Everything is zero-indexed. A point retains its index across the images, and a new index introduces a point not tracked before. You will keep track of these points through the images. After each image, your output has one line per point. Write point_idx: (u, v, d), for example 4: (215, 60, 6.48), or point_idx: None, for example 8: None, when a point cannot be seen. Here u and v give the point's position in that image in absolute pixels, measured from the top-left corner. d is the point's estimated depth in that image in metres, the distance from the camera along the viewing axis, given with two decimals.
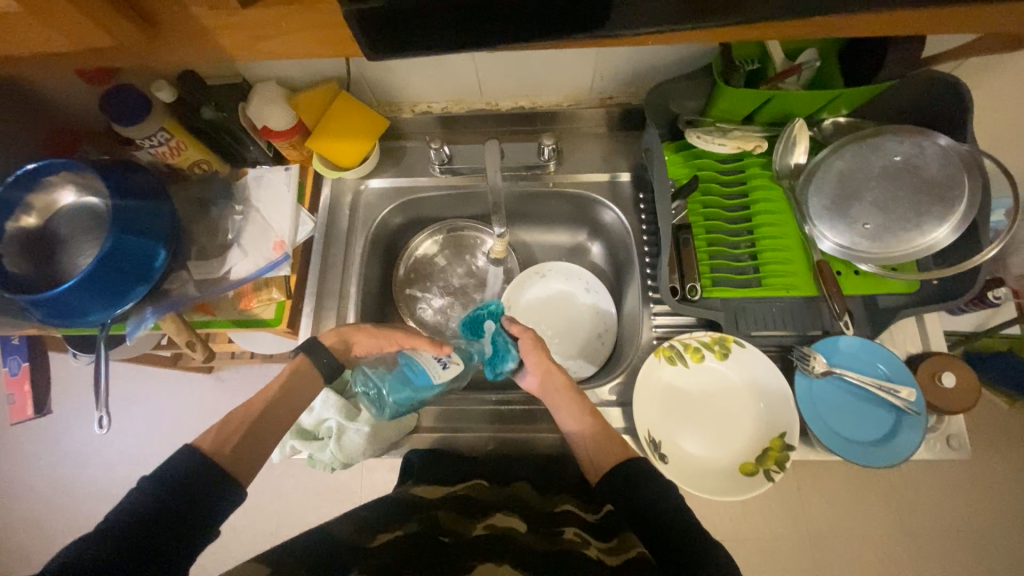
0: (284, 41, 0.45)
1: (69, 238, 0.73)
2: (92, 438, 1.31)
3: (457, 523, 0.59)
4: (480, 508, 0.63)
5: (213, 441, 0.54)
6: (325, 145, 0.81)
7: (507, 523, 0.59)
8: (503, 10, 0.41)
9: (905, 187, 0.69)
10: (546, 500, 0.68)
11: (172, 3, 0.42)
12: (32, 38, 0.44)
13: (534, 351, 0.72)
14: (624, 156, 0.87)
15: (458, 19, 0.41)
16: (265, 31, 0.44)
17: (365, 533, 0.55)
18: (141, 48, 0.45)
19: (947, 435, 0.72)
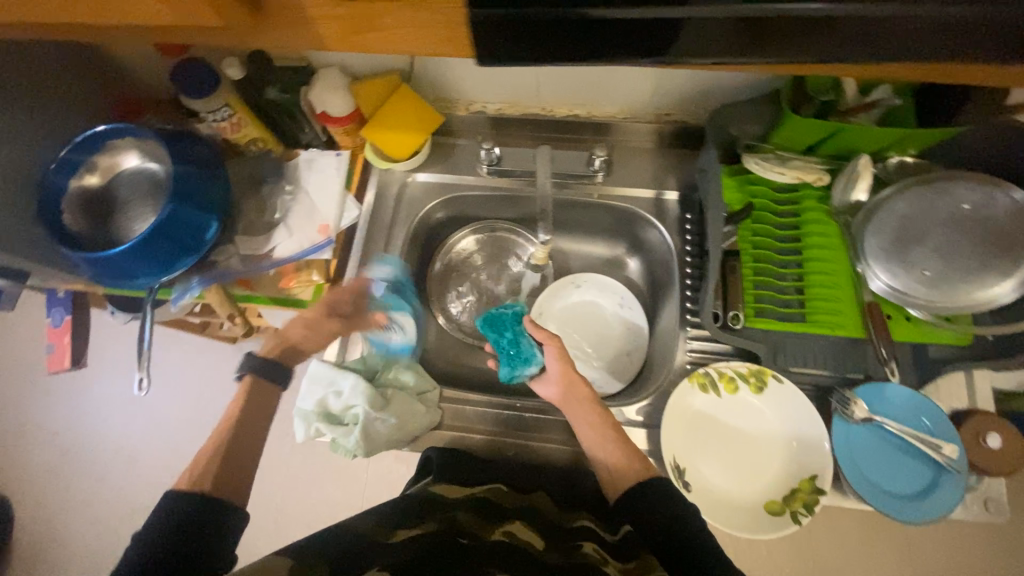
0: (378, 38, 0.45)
1: (126, 201, 0.75)
2: (117, 393, 1.35)
3: (477, 526, 0.59)
4: (497, 513, 0.62)
5: (193, 479, 0.57)
6: (379, 135, 0.82)
7: (524, 535, 0.59)
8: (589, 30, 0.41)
9: (970, 237, 0.66)
10: (564, 513, 0.66)
11: None
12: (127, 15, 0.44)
13: (557, 358, 0.72)
14: (674, 174, 0.86)
15: (554, 34, 0.40)
16: (358, 26, 0.44)
17: (385, 528, 0.56)
18: (240, 29, 0.46)
19: (984, 497, 0.69)
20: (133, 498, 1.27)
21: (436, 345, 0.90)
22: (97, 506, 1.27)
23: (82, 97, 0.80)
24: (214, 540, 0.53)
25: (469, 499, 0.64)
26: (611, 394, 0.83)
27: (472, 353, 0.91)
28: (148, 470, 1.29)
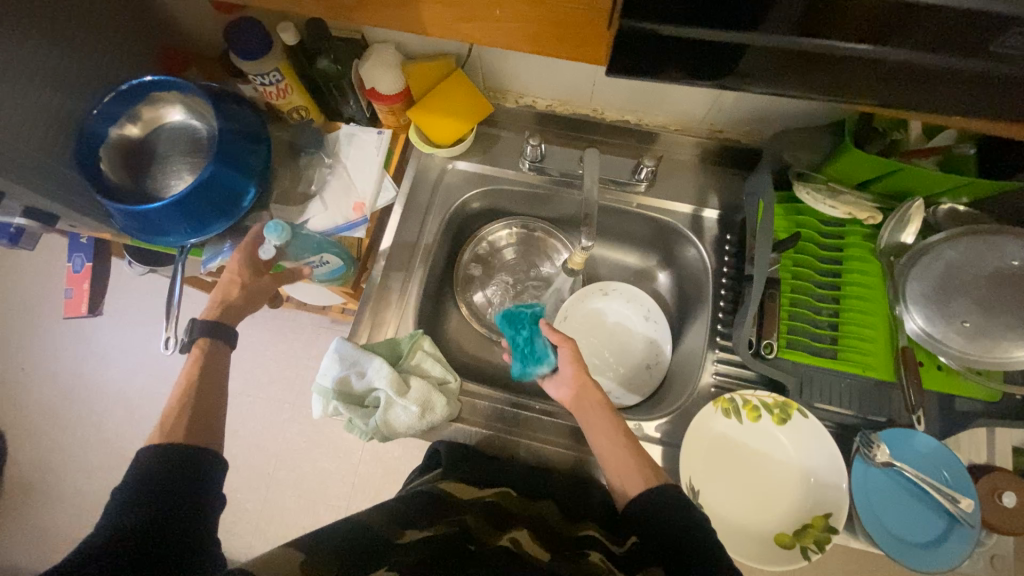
0: (483, 27, 0.47)
1: (166, 156, 0.74)
2: (123, 342, 1.35)
3: (484, 534, 0.59)
4: (505, 520, 0.63)
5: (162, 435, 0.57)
6: (425, 119, 0.81)
7: (530, 546, 0.57)
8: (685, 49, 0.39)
9: (1016, 294, 0.65)
10: (569, 524, 0.65)
11: None
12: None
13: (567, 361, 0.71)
14: (718, 192, 0.84)
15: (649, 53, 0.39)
16: (467, 14, 0.46)
17: (394, 526, 0.55)
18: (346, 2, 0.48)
19: (991, 553, 0.69)
20: (132, 448, 1.28)
21: (456, 335, 0.90)
22: (94, 451, 1.28)
23: (128, 45, 0.78)
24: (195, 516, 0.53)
25: (477, 502, 0.64)
26: (628, 406, 0.82)
27: (491, 347, 0.91)
28: (149, 422, 1.30)
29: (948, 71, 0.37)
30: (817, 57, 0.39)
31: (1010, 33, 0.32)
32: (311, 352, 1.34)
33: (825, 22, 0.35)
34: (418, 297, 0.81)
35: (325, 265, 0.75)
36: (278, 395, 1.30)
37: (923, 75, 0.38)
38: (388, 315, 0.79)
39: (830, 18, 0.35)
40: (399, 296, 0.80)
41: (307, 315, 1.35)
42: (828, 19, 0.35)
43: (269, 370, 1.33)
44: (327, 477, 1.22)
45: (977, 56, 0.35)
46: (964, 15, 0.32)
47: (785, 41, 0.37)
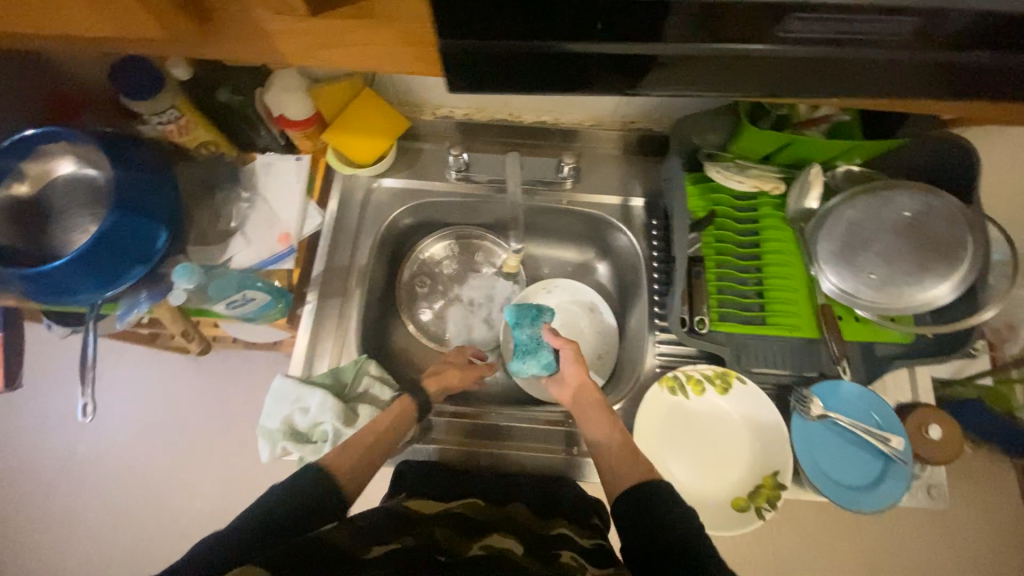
0: (341, 51, 0.43)
1: (63, 210, 0.69)
2: (58, 412, 1.26)
3: (452, 542, 0.58)
4: (475, 528, 0.62)
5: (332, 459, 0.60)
6: (342, 139, 0.80)
7: (503, 544, 0.58)
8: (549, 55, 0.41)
9: (910, 242, 0.71)
10: (541, 523, 0.66)
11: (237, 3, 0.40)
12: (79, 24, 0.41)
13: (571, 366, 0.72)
14: (640, 180, 0.87)
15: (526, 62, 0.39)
16: (329, 40, 0.42)
17: (361, 543, 0.53)
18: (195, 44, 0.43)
19: (928, 484, 0.73)
20: (82, 522, 1.19)
21: (407, 354, 0.89)
22: (41, 534, 1.19)
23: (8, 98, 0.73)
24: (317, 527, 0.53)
25: (444, 513, 0.64)
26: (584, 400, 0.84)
27: None
28: (98, 493, 1.21)
29: (762, 60, 0.42)
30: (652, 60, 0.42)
31: (789, 18, 0.38)
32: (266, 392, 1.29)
33: (643, 26, 0.39)
34: (357, 320, 0.79)
35: (250, 301, 0.71)
36: (236, 442, 1.24)
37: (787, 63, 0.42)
38: (329, 344, 0.77)
39: (645, 20, 0.38)
40: (338, 322, 0.78)
41: (258, 354, 1.31)
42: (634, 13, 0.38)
43: (224, 418, 1.26)
44: None
45: (776, 43, 0.40)
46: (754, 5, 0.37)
47: (617, 50, 0.41)
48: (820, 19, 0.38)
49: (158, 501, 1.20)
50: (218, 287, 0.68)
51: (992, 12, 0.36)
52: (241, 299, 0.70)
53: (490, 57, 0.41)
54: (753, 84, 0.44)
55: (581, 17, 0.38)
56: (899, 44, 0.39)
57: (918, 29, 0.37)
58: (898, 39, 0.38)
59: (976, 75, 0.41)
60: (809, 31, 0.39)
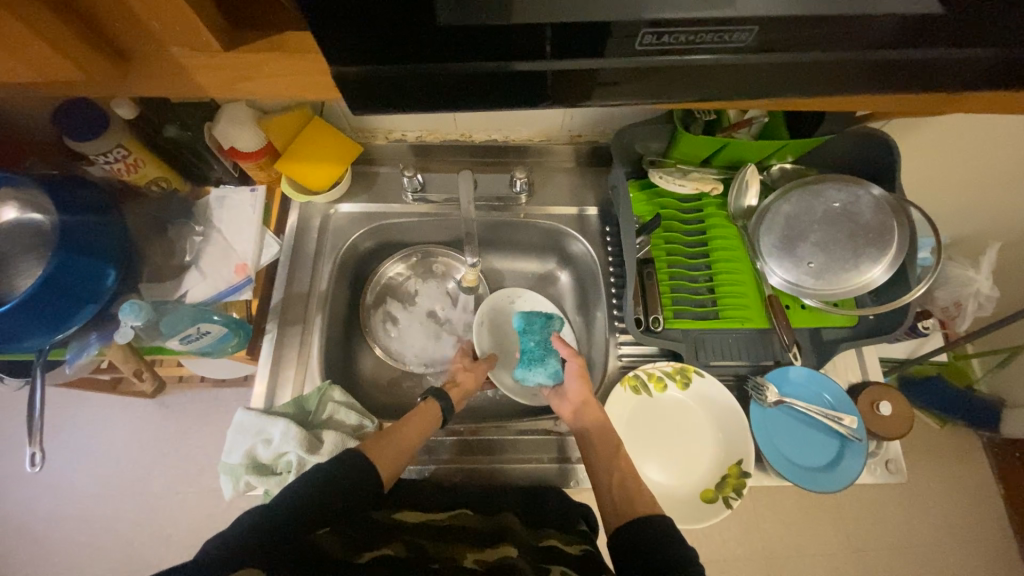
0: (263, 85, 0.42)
1: (5, 256, 0.68)
2: (14, 471, 1.20)
3: (438, 547, 0.62)
4: (462, 538, 0.64)
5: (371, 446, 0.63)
6: (295, 168, 0.80)
7: (493, 552, 0.61)
8: (436, 88, 0.39)
9: (844, 230, 0.75)
10: (530, 532, 0.66)
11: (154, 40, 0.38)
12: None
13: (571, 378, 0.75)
14: (592, 190, 0.90)
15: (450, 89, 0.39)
16: (242, 73, 0.41)
17: (352, 551, 0.58)
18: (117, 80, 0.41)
19: (886, 459, 0.76)
20: None
21: (376, 377, 0.88)
22: None
23: None
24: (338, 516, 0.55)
25: (429, 524, 0.66)
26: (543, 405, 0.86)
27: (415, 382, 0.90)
28: (61, 554, 1.15)
29: (632, 69, 0.39)
30: (538, 86, 0.39)
31: (641, 33, 0.35)
32: None
33: (500, 50, 0.36)
34: (321, 345, 0.79)
35: (207, 334, 0.70)
36: (208, 485, 1.20)
37: (730, 70, 0.39)
38: (293, 372, 0.76)
39: (497, 46, 0.36)
40: (301, 349, 0.78)
41: (228, 391, 1.28)
42: (482, 42, 0.35)
43: (194, 461, 1.22)
44: None
45: (630, 55, 0.37)
46: (600, 24, 0.35)
47: (540, 64, 0.38)
48: (672, 32, 0.35)
49: (127, 556, 1.15)
50: (171, 324, 0.68)
51: (860, 16, 0.35)
52: (195, 335, 0.69)
53: (376, 95, 0.39)
54: (629, 96, 0.41)
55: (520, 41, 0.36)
56: (816, 42, 0.37)
57: (855, 24, 0.36)
58: (745, 47, 0.37)
59: (857, 73, 0.39)
60: (664, 43, 0.36)
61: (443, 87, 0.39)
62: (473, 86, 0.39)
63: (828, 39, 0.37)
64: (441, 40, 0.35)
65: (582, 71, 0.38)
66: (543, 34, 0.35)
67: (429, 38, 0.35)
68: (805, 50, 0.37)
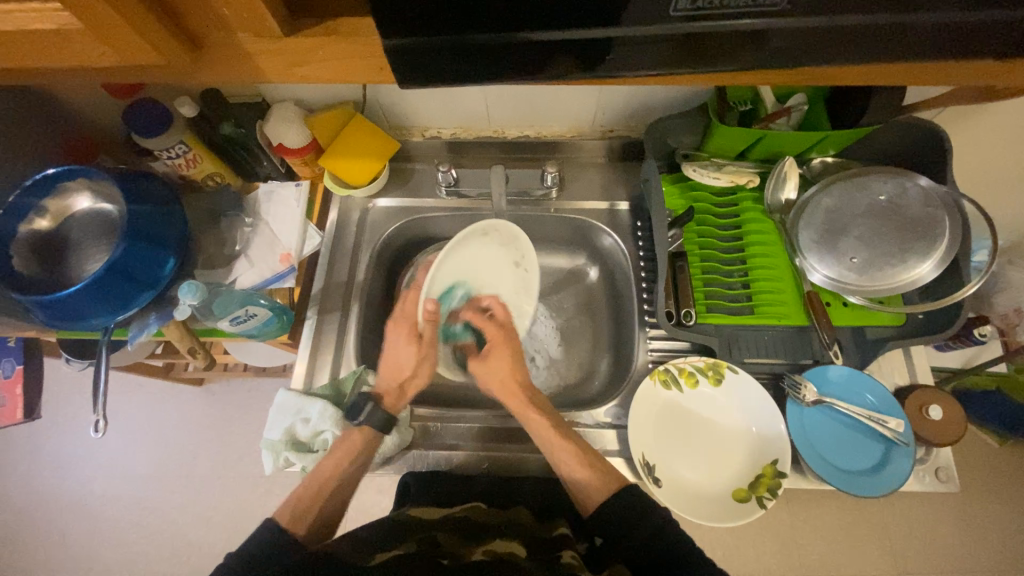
0: (316, 71, 0.45)
1: (79, 242, 0.74)
2: (75, 448, 1.29)
3: (456, 545, 0.58)
4: (476, 531, 0.63)
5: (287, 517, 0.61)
6: (336, 163, 0.84)
7: (506, 548, 0.59)
8: (479, 57, 0.40)
9: (889, 224, 0.72)
10: (543, 525, 0.68)
11: (225, 31, 0.42)
12: (80, 55, 0.42)
13: (488, 359, 0.73)
14: (622, 185, 0.91)
15: (491, 62, 0.41)
16: (298, 58, 0.44)
17: (362, 553, 0.54)
18: (188, 67, 0.45)
19: (935, 467, 0.72)
20: (98, 557, 1.21)
21: None
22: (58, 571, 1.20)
23: (35, 144, 0.81)
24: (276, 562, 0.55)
25: (445, 518, 0.65)
26: (560, 390, 0.87)
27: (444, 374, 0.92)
28: (114, 529, 1.23)
29: (662, 39, 0.39)
30: (576, 58, 0.41)
31: None
32: None
33: (531, 18, 0.37)
34: (356, 333, 0.82)
35: (253, 317, 0.74)
36: (248, 470, 1.26)
37: (758, 45, 0.40)
38: (330, 359, 0.80)
39: (532, 21, 0.38)
40: (337, 337, 0.81)
41: (267, 381, 1.34)
42: (513, 13, 0.37)
43: (235, 447, 1.29)
44: None
45: (661, 24, 0.38)
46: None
47: (572, 37, 0.39)
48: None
49: (172, 534, 1.22)
50: (223, 305, 0.72)
51: None
52: (243, 317, 0.73)
53: (416, 68, 0.41)
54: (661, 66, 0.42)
55: (551, 11, 0.37)
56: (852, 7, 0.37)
57: None
58: (777, 9, 0.37)
59: (889, 38, 0.39)
60: (696, 8, 0.37)
61: (479, 64, 0.41)
62: (508, 61, 0.41)
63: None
64: (482, 14, 0.37)
65: (609, 41, 0.40)
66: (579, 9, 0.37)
67: (471, 14, 0.37)
68: (842, 13, 0.37)
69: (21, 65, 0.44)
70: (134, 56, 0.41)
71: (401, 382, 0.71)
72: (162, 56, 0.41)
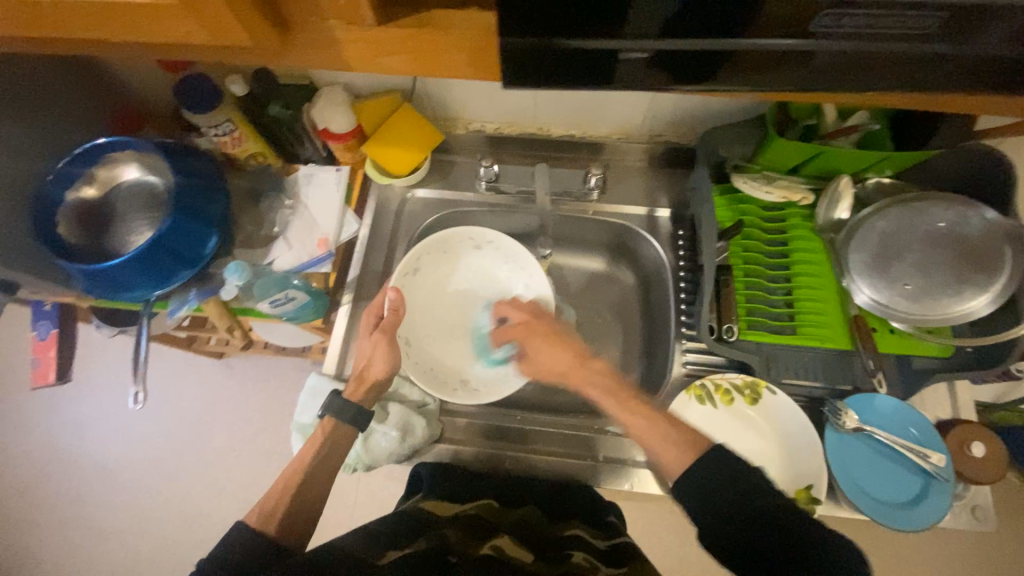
0: (392, 61, 0.45)
1: (124, 214, 0.75)
2: (96, 412, 1.32)
3: (464, 543, 0.59)
4: (486, 530, 0.63)
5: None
6: (379, 151, 0.84)
7: (513, 550, 0.59)
8: (567, 60, 0.40)
9: (947, 253, 0.69)
10: (554, 524, 0.68)
11: (313, 12, 0.42)
12: (168, 33, 0.43)
13: (550, 349, 0.66)
14: (666, 192, 0.89)
15: (569, 61, 0.40)
16: (381, 48, 0.44)
17: (377, 549, 0.54)
18: (265, 52, 0.45)
19: (972, 505, 0.70)
20: (113, 519, 1.24)
21: None
22: (73, 529, 1.24)
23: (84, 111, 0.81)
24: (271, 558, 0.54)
25: (459, 516, 0.65)
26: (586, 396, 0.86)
27: None
28: (128, 493, 1.25)
29: (752, 53, 0.39)
30: (665, 61, 0.40)
31: (820, 15, 0.35)
32: (291, 397, 1.32)
33: (620, 23, 0.37)
34: None
35: (291, 300, 0.74)
36: (261, 447, 1.28)
37: (850, 64, 0.39)
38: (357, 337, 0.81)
39: (621, 25, 0.37)
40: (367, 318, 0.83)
41: (286, 361, 1.34)
42: (603, 13, 0.36)
43: (250, 423, 1.30)
44: (318, 528, 1.17)
45: (754, 35, 0.37)
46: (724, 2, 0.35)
47: (660, 45, 0.39)
48: (854, 15, 0.35)
49: (184, 503, 1.24)
50: (259, 288, 0.72)
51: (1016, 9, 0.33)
52: (278, 300, 0.73)
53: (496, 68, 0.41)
54: (738, 82, 0.42)
55: (645, 14, 0.36)
56: (937, 39, 0.36)
57: (996, 22, 0.34)
58: (924, 34, 0.36)
59: (975, 67, 0.38)
60: (841, 26, 0.36)
61: (554, 64, 0.41)
62: (589, 63, 0.41)
63: (961, 29, 0.35)
64: (569, 15, 0.36)
65: (695, 51, 0.39)
66: (681, 16, 0.36)
67: (557, 16, 0.36)
68: (931, 44, 0.37)
69: (101, 38, 0.44)
70: (222, 37, 0.41)
71: (361, 370, 0.69)
72: (251, 37, 0.41)
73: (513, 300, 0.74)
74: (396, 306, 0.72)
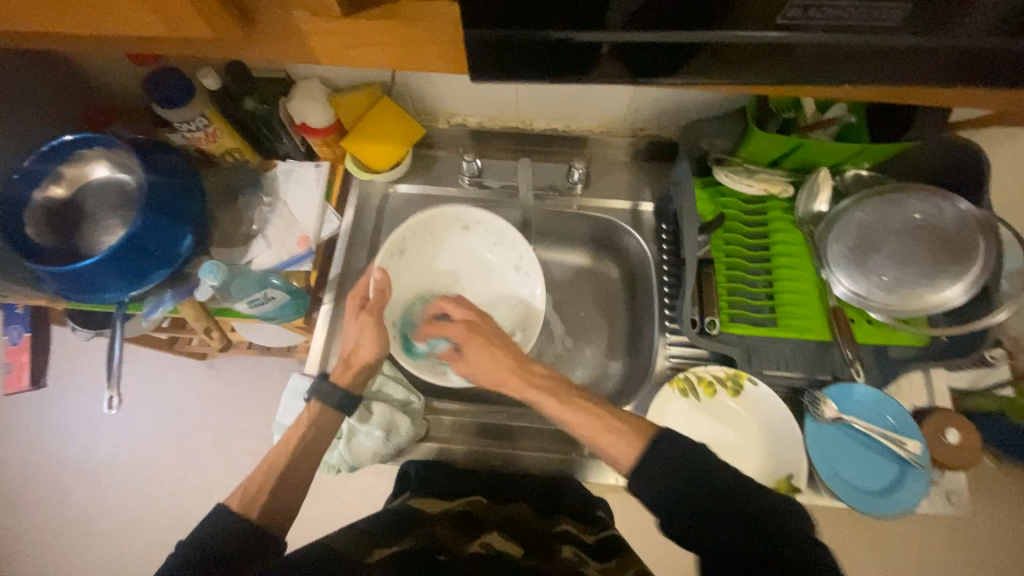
0: (363, 53, 0.44)
1: (95, 213, 0.73)
2: (74, 416, 1.29)
3: (454, 540, 0.60)
4: (475, 526, 0.63)
5: (238, 504, 0.57)
6: (358, 147, 0.82)
7: (502, 545, 0.60)
8: (544, 55, 0.40)
9: (922, 244, 0.71)
10: (544, 520, 0.68)
11: (278, 3, 0.41)
12: (128, 25, 0.41)
13: (470, 354, 0.66)
14: (650, 185, 0.89)
15: (543, 53, 0.40)
16: (353, 40, 0.43)
17: (362, 547, 0.54)
18: (231, 43, 0.44)
19: (947, 489, 0.72)
20: (94, 525, 1.21)
21: None
22: (54, 536, 1.21)
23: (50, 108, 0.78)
24: (252, 560, 0.54)
25: (447, 513, 0.64)
26: None
27: None
28: (110, 498, 1.23)
29: (728, 46, 0.39)
30: (640, 54, 0.40)
31: (791, 5, 0.35)
32: (276, 397, 1.30)
33: (592, 15, 0.37)
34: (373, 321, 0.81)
35: (270, 300, 0.74)
36: (246, 448, 1.26)
37: (824, 57, 0.39)
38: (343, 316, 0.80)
39: (595, 17, 0.37)
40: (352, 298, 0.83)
41: (271, 361, 1.33)
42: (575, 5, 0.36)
43: (235, 424, 1.28)
44: (306, 528, 1.16)
45: (728, 28, 0.37)
46: None
47: (634, 38, 0.38)
48: (824, 7, 0.35)
49: (168, 506, 1.22)
50: (238, 286, 0.72)
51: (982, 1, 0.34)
52: (258, 298, 0.72)
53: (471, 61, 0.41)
54: (715, 74, 0.42)
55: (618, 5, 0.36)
56: (908, 32, 0.36)
57: (963, 13, 0.35)
58: (895, 27, 0.36)
59: (944, 60, 0.39)
60: (813, 17, 0.36)
61: (529, 56, 0.40)
62: (564, 56, 0.40)
63: (930, 22, 0.35)
64: (541, 7, 0.36)
65: (669, 44, 0.39)
66: (658, 8, 0.36)
67: (529, 6, 0.36)
68: (901, 36, 0.37)
69: (56, 29, 0.43)
70: (185, 28, 0.40)
71: (349, 353, 0.69)
72: (214, 29, 0.40)
73: (451, 295, 0.73)
74: (381, 287, 0.72)
